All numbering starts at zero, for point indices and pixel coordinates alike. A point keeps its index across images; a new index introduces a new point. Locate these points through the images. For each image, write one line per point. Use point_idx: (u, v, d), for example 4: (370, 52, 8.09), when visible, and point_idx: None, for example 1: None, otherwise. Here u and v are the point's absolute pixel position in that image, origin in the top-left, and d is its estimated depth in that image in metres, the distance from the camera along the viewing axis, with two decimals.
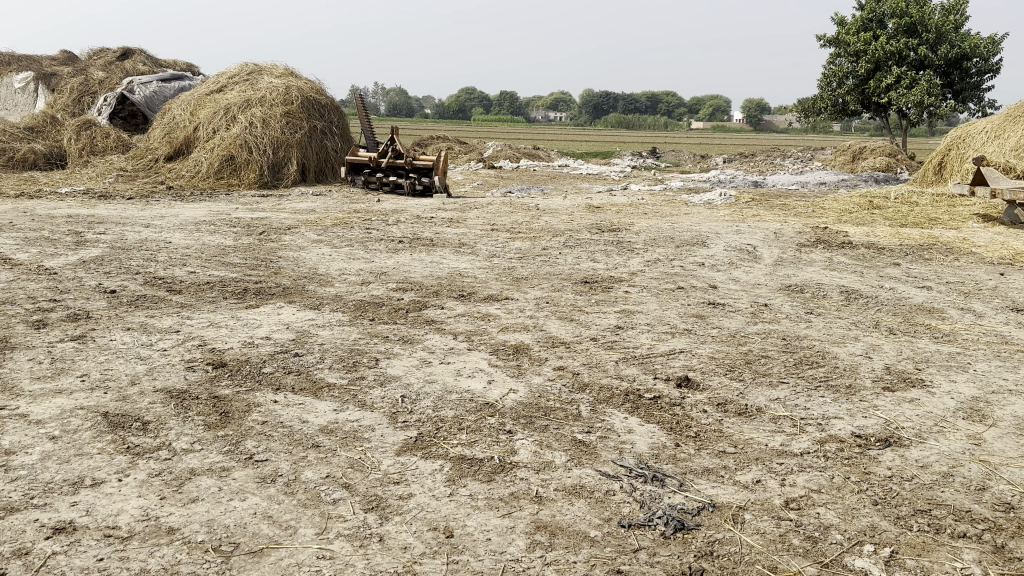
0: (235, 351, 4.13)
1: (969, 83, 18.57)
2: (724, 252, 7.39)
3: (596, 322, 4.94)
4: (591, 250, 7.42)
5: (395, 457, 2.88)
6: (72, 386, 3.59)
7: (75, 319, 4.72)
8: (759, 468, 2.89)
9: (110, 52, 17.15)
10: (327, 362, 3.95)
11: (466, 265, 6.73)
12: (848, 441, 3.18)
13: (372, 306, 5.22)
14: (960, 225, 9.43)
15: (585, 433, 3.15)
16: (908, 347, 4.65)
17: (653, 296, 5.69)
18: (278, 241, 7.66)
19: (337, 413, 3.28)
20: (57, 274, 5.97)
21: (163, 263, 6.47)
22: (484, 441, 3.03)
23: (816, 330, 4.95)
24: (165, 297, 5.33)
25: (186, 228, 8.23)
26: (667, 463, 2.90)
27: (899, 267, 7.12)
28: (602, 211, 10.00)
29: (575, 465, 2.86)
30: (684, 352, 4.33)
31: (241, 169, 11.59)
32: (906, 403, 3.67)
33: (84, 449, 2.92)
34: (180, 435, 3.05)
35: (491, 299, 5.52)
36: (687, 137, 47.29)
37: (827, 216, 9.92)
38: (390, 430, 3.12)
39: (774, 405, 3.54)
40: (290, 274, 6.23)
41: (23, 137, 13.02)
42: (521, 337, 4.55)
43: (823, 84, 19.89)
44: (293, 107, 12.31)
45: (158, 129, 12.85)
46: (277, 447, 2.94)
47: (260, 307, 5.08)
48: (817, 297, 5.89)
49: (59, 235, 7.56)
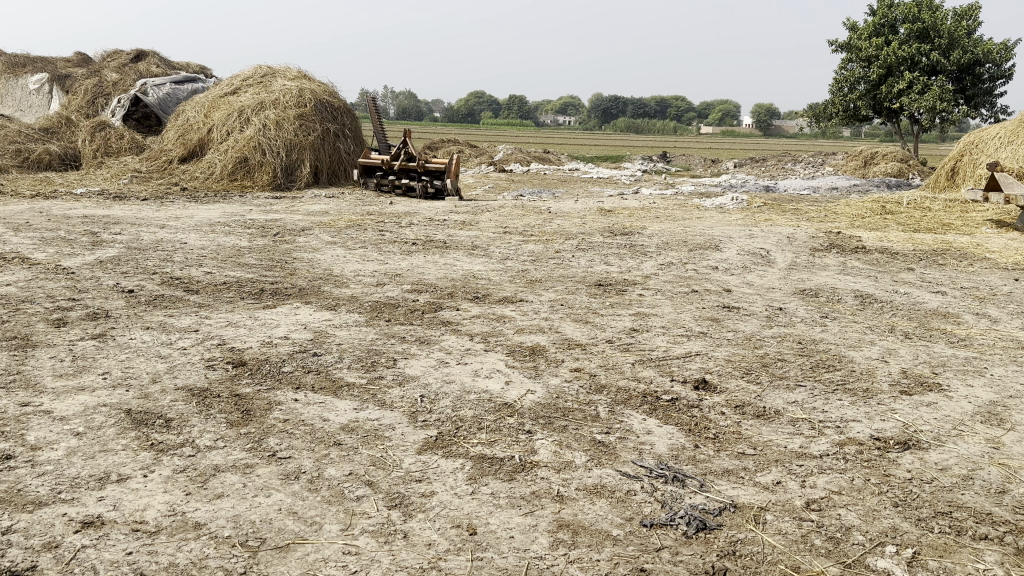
0: (254, 350, 4.16)
1: (982, 89, 18.51)
2: (738, 256, 7.39)
3: (611, 324, 4.95)
4: (604, 253, 7.44)
5: (417, 455, 2.90)
6: (94, 383, 3.63)
7: (95, 317, 4.77)
8: (779, 470, 2.90)
9: (124, 54, 17.28)
10: (346, 361, 3.98)
11: (479, 267, 6.76)
12: (868, 444, 3.19)
13: (388, 307, 5.25)
14: (973, 231, 9.40)
15: (604, 433, 3.16)
16: (924, 351, 4.65)
17: (667, 299, 5.71)
18: (292, 242, 7.71)
19: (358, 412, 3.30)
20: (76, 273, 6.03)
21: (179, 264, 6.52)
22: (504, 441, 3.05)
23: (832, 334, 4.95)
24: (182, 296, 5.38)
25: (201, 229, 8.28)
26: (687, 464, 2.92)
27: (914, 272, 7.11)
28: (614, 214, 10.02)
29: (596, 465, 2.87)
30: (700, 355, 4.34)
31: (255, 171, 11.67)
32: (924, 407, 3.67)
33: (109, 445, 2.95)
34: (204, 432, 3.08)
35: (506, 301, 5.54)
36: (696, 142, 47.30)
37: (839, 221, 9.91)
38: (411, 429, 3.14)
39: (792, 408, 3.55)
40: (306, 275, 6.27)
41: (38, 138, 13.12)
42: (537, 339, 4.57)
43: (835, 89, 19.82)
44: (306, 109, 12.37)
45: (172, 130, 12.92)
46: (299, 444, 2.97)
47: (278, 308, 5.12)
48: (832, 301, 5.89)
49: (76, 235, 7.62)
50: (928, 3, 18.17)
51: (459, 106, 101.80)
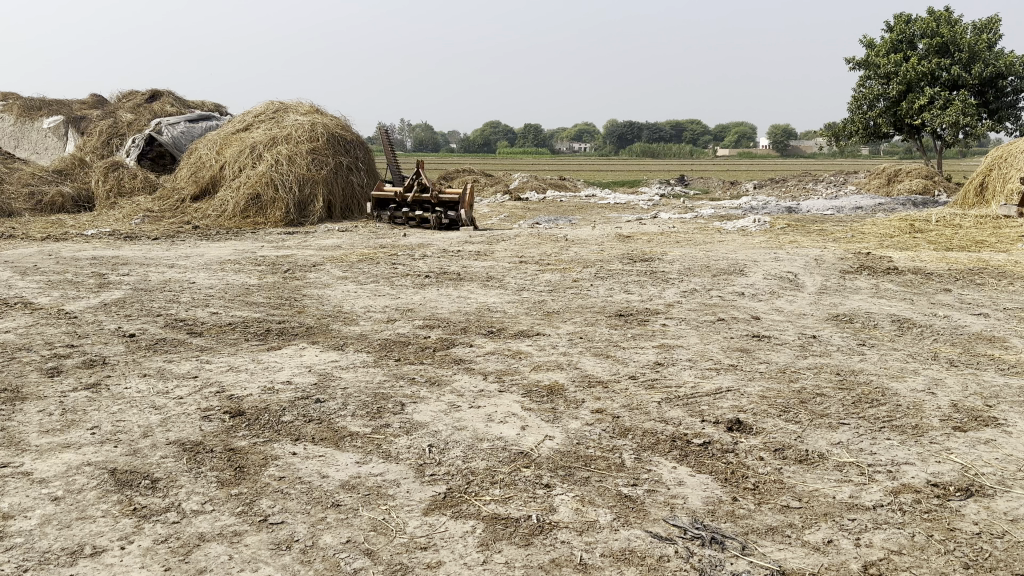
0: (254, 397, 3.90)
1: (1005, 102, 18.17)
2: (764, 281, 7.07)
3: (633, 358, 4.66)
4: (624, 282, 7.13)
5: (422, 517, 2.61)
6: (82, 439, 3.38)
7: (91, 365, 4.54)
8: (829, 526, 2.59)
9: (139, 95, 17.37)
10: (350, 408, 3.71)
11: (494, 299, 6.49)
12: (926, 491, 2.86)
13: (398, 345, 4.99)
14: (1009, 248, 9.01)
15: (630, 486, 2.86)
16: (974, 381, 4.30)
17: (692, 329, 5.39)
18: (303, 279, 7.49)
19: (360, 466, 3.03)
20: (78, 317, 5.85)
21: (185, 304, 6.31)
22: (520, 497, 2.76)
23: (871, 363, 4.62)
24: (185, 340, 5.16)
25: (210, 267, 8.10)
26: (726, 521, 2.60)
27: (951, 292, 6.76)
28: (632, 240, 9.75)
29: (623, 525, 2.57)
30: (733, 392, 4.02)
31: (268, 207, 11.51)
32: (983, 445, 3.34)
33: (88, 512, 2.70)
34: (192, 494, 2.82)
35: (523, 336, 5.25)
36: (712, 164, 47.00)
37: (868, 241, 9.57)
38: (417, 485, 2.86)
39: (838, 451, 3.23)
40: (315, 312, 6.05)
41: (51, 180, 13.10)
42: (555, 376, 4.29)
43: (853, 107, 19.48)
44: (318, 143, 12.29)
45: (184, 168, 12.85)
46: (295, 506, 2.70)
47: (283, 349, 4.87)
48: (868, 327, 5.55)
49: (84, 277, 7.47)
50: (946, 18, 17.93)
51: (473, 137, 102.38)
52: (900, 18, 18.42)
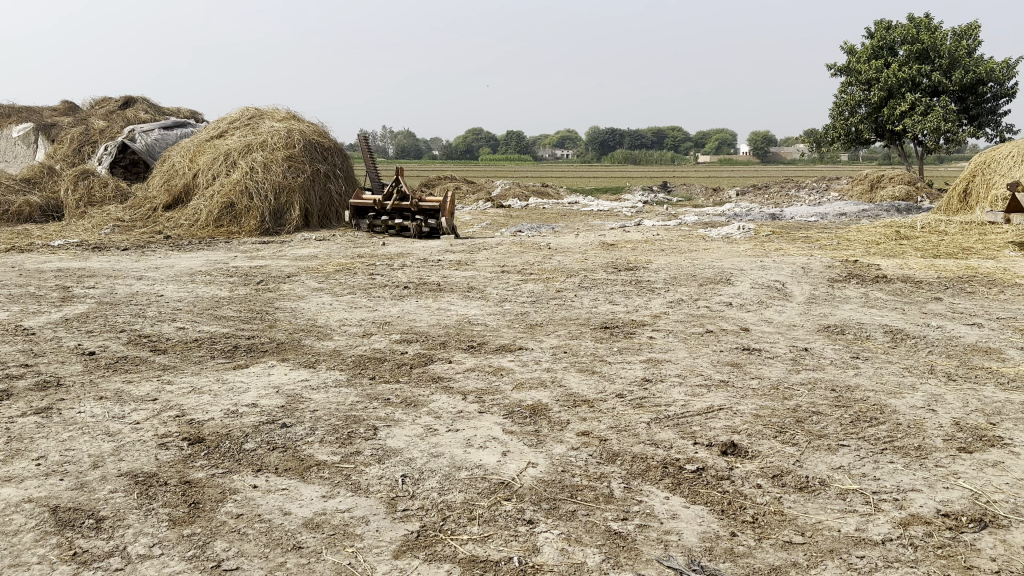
0: (216, 422, 3.64)
1: (985, 108, 18.21)
2: (752, 290, 6.90)
3: (620, 375, 4.44)
4: (609, 292, 6.94)
5: (392, 562, 2.38)
6: (24, 472, 3.11)
7: (43, 387, 4.25)
8: (837, 565, 2.39)
9: (111, 102, 17.01)
10: (318, 434, 3.45)
11: (474, 311, 6.25)
12: (937, 523, 2.66)
13: (373, 362, 4.74)
14: (996, 254, 8.91)
15: (621, 520, 2.64)
16: (974, 396, 4.11)
17: (680, 343, 5.18)
18: (276, 291, 7.22)
19: (326, 501, 2.79)
20: (35, 334, 5.54)
21: (150, 319, 6.03)
22: (500, 535, 2.53)
23: (866, 378, 4.43)
24: (147, 358, 4.88)
25: (180, 279, 7.82)
26: (725, 561, 2.40)
27: (942, 301, 6.61)
28: (616, 248, 9.55)
29: (613, 568, 2.35)
30: (725, 410, 3.81)
31: (242, 217, 11.24)
32: (990, 468, 3.15)
33: (22, 558, 2.44)
34: (139, 535, 2.56)
35: (504, 350, 5.02)
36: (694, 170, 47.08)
37: (854, 248, 9.44)
38: (387, 522, 2.62)
39: (839, 476, 3.03)
40: (287, 326, 5.79)
41: (18, 189, 12.72)
42: (539, 396, 4.04)
43: (835, 113, 19.44)
44: (294, 150, 12.02)
45: (157, 176, 12.51)
46: (252, 549, 2.45)
47: (250, 368, 4.59)
48: (861, 339, 5.37)
49: (46, 290, 7.17)
50: (926, 24, 17.93)
51: (455, 143, 102.38)
52: (880, 24, 18.44)
